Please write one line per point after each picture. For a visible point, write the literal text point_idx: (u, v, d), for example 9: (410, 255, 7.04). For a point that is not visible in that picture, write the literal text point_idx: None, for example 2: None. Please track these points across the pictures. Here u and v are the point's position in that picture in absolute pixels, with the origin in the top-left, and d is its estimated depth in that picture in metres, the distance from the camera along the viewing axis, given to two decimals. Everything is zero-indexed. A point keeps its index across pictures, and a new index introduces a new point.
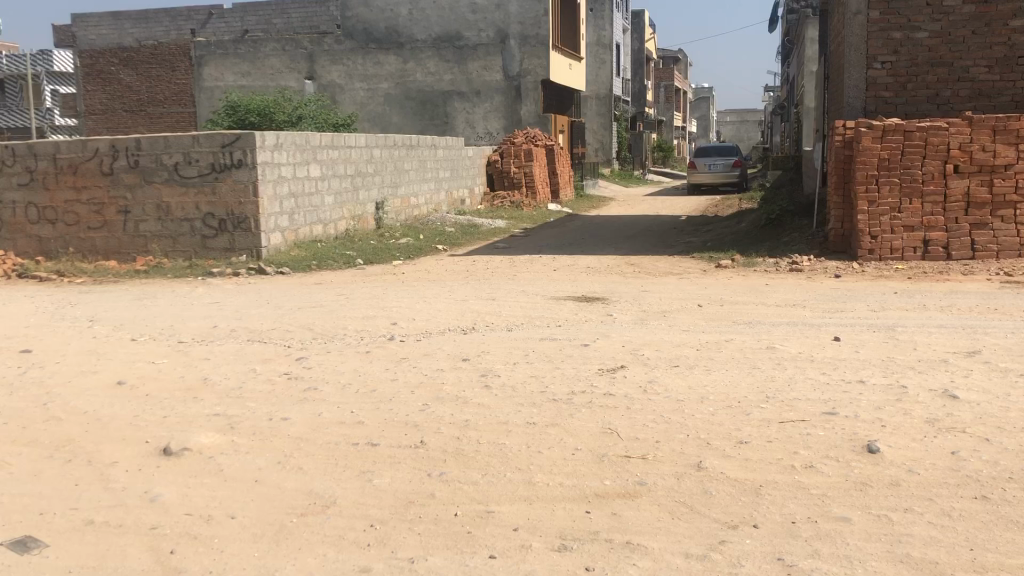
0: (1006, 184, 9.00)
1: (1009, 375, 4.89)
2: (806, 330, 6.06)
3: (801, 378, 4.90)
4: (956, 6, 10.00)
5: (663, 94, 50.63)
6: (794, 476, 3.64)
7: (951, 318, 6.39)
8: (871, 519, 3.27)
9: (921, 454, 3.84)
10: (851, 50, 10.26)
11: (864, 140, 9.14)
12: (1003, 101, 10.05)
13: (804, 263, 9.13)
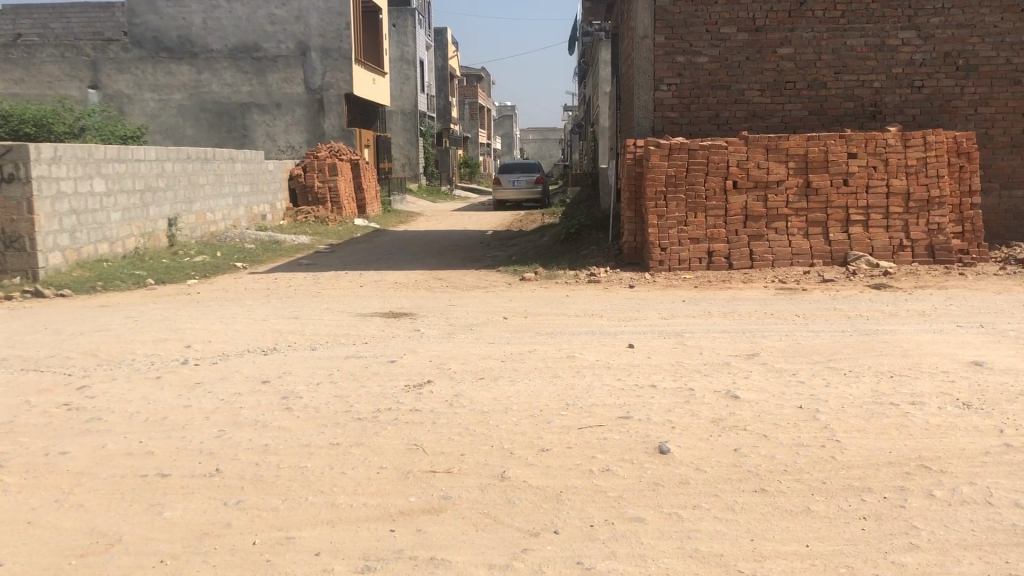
0: (778, 199, 9.76)
1: (783, 375, 5.30)
2: (604, 339, 6.31)
3: (598, 385, 5.09)
4: (731, 33, 10.76)
5: (467, 111, 51.37)
6: (592, 480, 3.77)
7: (733, 323, 6.85)
8: (663, 518, 3.44)
9: (707, 452, 4.08)
10: (640, 72, 10.83)
11: (652, 158, 9.69)
12: (774, 122, 10.91)
13: (601, 274, 9.52)
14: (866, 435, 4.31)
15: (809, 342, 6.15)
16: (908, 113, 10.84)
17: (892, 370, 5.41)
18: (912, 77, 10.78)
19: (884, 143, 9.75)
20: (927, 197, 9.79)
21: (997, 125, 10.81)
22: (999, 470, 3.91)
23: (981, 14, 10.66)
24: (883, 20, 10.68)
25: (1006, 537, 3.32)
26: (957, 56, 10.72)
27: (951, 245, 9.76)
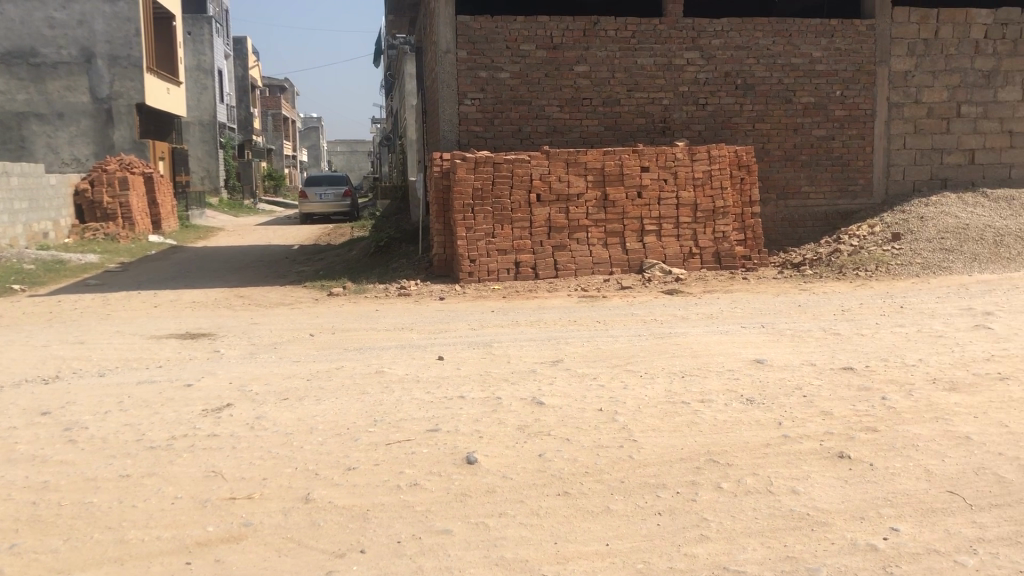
0: (579, 210, 10.12)
1: (586, 380, 5.49)
2: (413, 352, 6.29)
3: (406, 399, 5.07)
4: (530, 50, 11.08)
5: (271, 122, 49.93)
6: (399, 496, 3.74)
7: (539, 332, 7.02)
8: (469, 528, 3.47)
9: (512, 460, 4.16)
10: (443, 87, 10.93)
11: (459, 172, 9.81)
12: (573, 136, 11.32)
13: (411, 287, 9.51)
14: (661, 433, 4.53)
15: (608, 347, 6.40)
16: (694, 129, 11.56)
17: (684, 371, 5.72)
18: (697, 94, 11.50)
19: (673, 157, 10.35)
20: (713, 207, 10.47)
21: (773, 140, 11.72)
22: (778, 460, 4.22)
23: (756, 36, 11.51)
24: (670, 41, 11.33)
25: (786, 522, 3.59)
26: (736, 76, 11.54)
27: (734, 252, 10.48)
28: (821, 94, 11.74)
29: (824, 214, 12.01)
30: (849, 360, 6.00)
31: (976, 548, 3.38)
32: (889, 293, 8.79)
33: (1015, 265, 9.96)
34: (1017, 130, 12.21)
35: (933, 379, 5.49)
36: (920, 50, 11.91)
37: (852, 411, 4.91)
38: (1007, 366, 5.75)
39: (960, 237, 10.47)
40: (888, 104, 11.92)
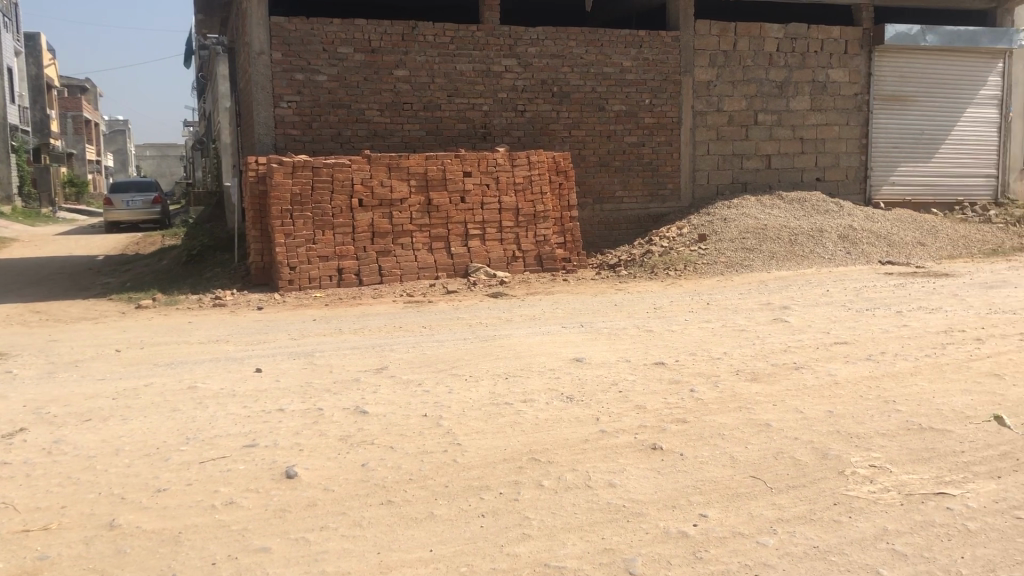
0: (403, 215, 10.07)
1: (410, 386, 5.47)
2: (229, 365, 6.06)
3: (222, 414, 4.87)
4: (348, 53, 10.94)
5: (71, 125, 46.74)
6: (214, 515, 3.58)
7: (363, 339, 6.93)
8: (289, 545, 3.37)
9: (334, 471, 4.08)
10: (258, 89, 10.61)
11: (276, 176, 9.56)
12: (394, 141, 11.26)
13: (227, 297, 9.15)
14: (484, 435, 4.58)
15: (433, 352, 6.41)
16: (513, 135, 11.78)
17: (506, 372, 5.81)
18: (515, 101, 11.72)
19: (494, 162, 10.52)
20: (534, 212, 10.69)
21: (588, 146, 12.12)
22: (596, 455, 4.37)
23: (569, 45, 11.86)
24: (487, 48, 11.49)
25: (603, 515, 3.72)
26: (552, 84, 11.84)
27: (555, 254, 10.75)
28: (632, 102, 12.26)
29: (637, 217, 12.56)
30: (661, 355, 6.29)
31: (775, 527, 3.62)
32: (697, 291, 9.28)
33: (808, 262, 10.77)
34: (807, 137, 13.20)
35: (736, 370, 5.84)
36: (720, 61, 12.65)
37: (664, 403, 5.14)
38: (801, 356, 6.21)
39: (760, 237, 11.20)
40: (693, 112, 12.59)
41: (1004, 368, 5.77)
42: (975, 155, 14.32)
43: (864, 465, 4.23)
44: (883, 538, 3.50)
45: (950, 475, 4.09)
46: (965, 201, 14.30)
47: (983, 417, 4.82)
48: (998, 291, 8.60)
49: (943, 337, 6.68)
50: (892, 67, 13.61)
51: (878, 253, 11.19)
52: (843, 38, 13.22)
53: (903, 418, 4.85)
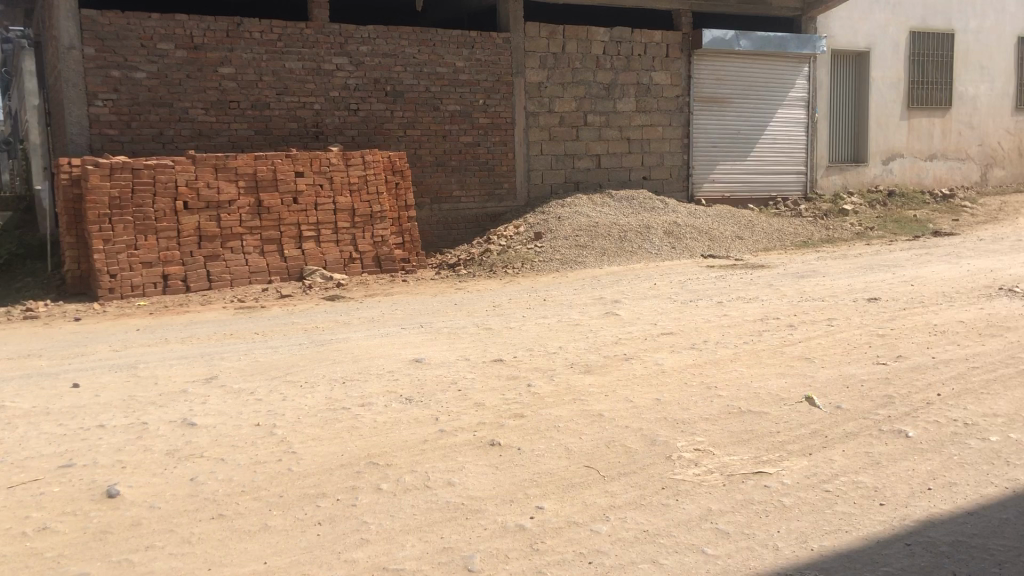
0: (232, 218, 9.73)
1: (243, 395, 5.29)
2: (43, 381, 5.66)
3: (34, 435, 4.54)
4: (169, 50, 10.45)
5: None
6: (25, 544, 3.35)
7: (192, 348, 6.63)
8: (111, 568, 3.19)
9: (160, 488, 3.89)
10: (69, 86, 9.96)
11: (91, 179, 9.03)
12: (221, 141, 10.86)
13: (40, 308, 8.55)
14: (321, 442, 4.49)
15: (267, 359, 6.22)
16: (347, 134, 11.61)
17: (343, 377, 5.71)
18: (348, 100, 11.55)
19: (327, 162, 10.33)
20: (370, 212, 10.58)
21: (423, 146, 12.11)
22: (434, 454, 4.36)
23: (401, 45, 11.80)
24: (317, 45, 11.27)
25: (442, 514, 3.72)
26: (385, 83, 11.75)
27: (393, 255, 10.66)
28: (465, 102, 12.34)
29: (474, 217, 12.66)
30: (499, 352, 6.37)
31: (609, 515, 3.74)
32: (533, 288, 9.46)
33: (637, 258, 11.19)
34: (633, 137, 13.72)
35: (571, 364, 5.99)
36: (550, 63, 12.93)
37: (502, 400, 5.21)
38: (631, 347, 6.44)
39: (592, 234, 11.54)
40: (526, 112, 12.82)
41: (814, 351, 6.20)
42: (786, 153, 15.28)
43: (690, 449, 4.44)
44: (707, 518, 3.68)
45: (766, 455, 4.36)
46: (778, 197, 15.24)
47: (795, 399, 5.16)
48: (808, 281, 9.22)
49: (760, 325, 7.10)
50: (710, 70, 14.31)
51: (702, 247, 11.76)
52: (664, 42, 13.81)
53: (724, 403, 5.12)
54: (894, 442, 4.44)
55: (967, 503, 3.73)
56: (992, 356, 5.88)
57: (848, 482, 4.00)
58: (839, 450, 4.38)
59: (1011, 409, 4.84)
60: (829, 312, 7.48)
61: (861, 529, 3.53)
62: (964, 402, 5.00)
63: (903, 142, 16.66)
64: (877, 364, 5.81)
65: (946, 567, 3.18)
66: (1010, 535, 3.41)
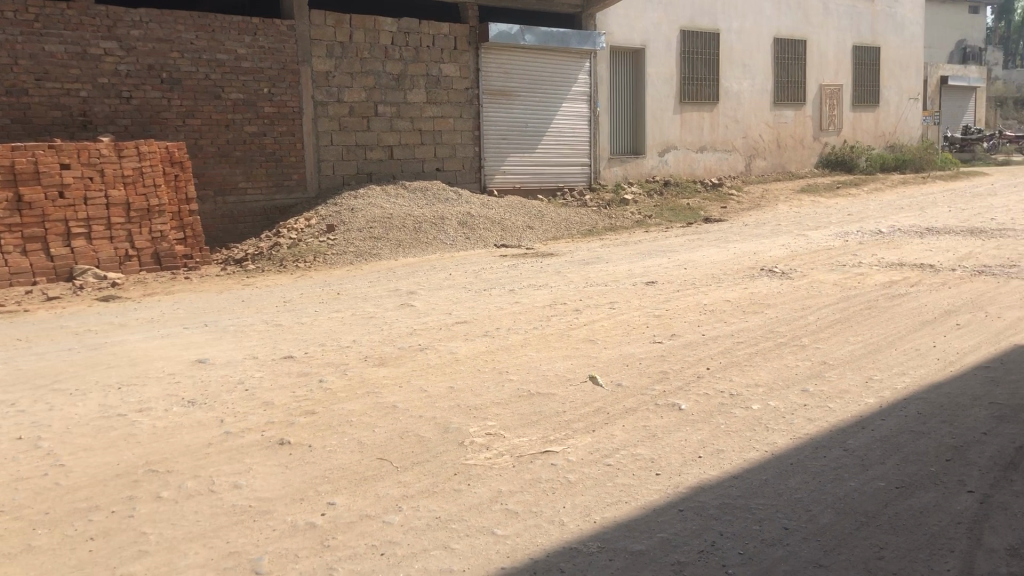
0: None
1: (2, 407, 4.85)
2: None
3: None
4: None
5: None
6: None
7: None
8: None
9: None
10: None
11: None
12: None
13: None
14: (93, 452, 4.21)
15: (31, 367, 5.74)
16: (119, 124, 10.91)
17: (119, 382, 5.37)
18: (118, 87, 10.85)
19: (97, 153, 9.67)
20: (147, 206, 9.99)
21: (204, 136, 11.58)
22: (219, 458, 4.19)
23: (177, 30, 11.21)
24: (81, 28, 10.52)
25: (227, 518, 3.59)
26: (160, 69, 11.13)
27: (175, 251, 10.14)
28: (249, 90, 11.91)
29: (261, 210, 12.25)
30: (290, 349, 6.21)
31: (401, 505, 3.74)
32: (325, 281, 9.29)
33: (430, 249, 11.25)
34: (424, 128, 13.76)
35: (363, 357, 5.93)
36: (337, 52, 12.72)
37: (291, 397, 5.08)
38: (424, 337, 6.47)
39: (385, 225, 11.48)
40: (313, 102, 12.54)
41: (598, 334, 6.50)
42: (571, 145, 15.86)
43: (481, 434, 4.52)
44: (498, 500, 3.77)
45: (554, 434, 4.52)
46: (565, 187, 15.79)
47: (581, 379, 5.39)
48: (593, 267, 9.64)
49: (549, 310, 7.34)
50: (497, 63, 14.58)
51: (493, 237, 12.00)
52: (452, 34, 13.93)
53: (515, 387, 5.26)
54: (669, 415, 4.73)
55: (732, 467, 4.04)
56: (754, 331, 6.40)
57: (629, 455, 4.22)
58: (621, 425, 4.62)
59: (770, 379, 5.30)
60: (612, 296, 7.85)
61: (638, 499, 3.74)
62: (730, 374, 5.41)
63: (677, 134, 17.72)
64: (654, 343, 6.17)
65: (714, 527, 3.43)
66: (768, 494, 3.72)
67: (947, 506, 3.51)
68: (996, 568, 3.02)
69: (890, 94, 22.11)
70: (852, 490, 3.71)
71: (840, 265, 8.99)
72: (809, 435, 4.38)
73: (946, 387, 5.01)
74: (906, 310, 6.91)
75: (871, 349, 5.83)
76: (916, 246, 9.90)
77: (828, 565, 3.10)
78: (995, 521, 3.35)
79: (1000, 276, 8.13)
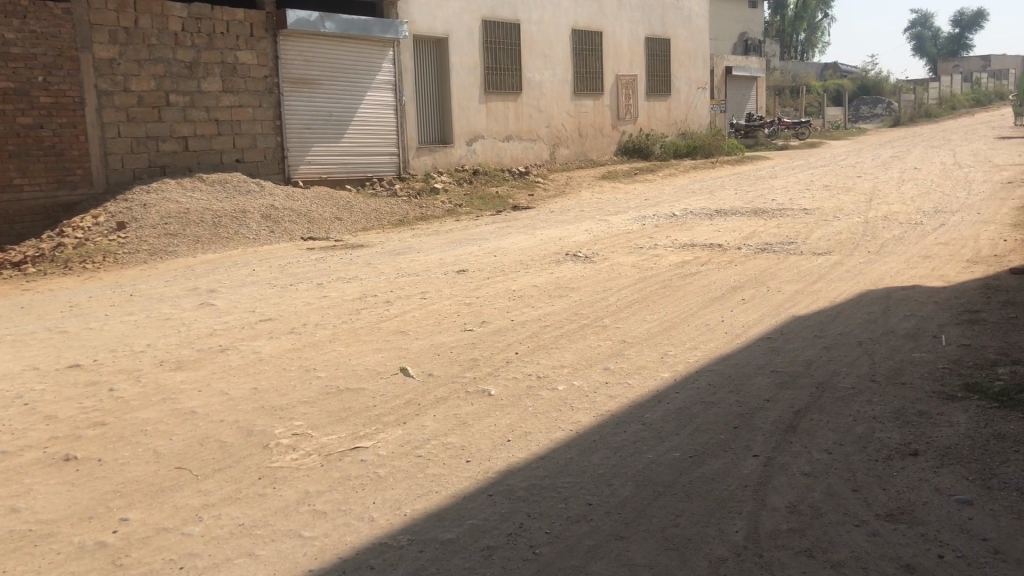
0: None
1: None
2: None
3: None
4: None
5: None
6: None
7: None
8: None
9: None
10: None
11: None
12: None
13: None
14: None
15: None
16: None
17: None
18: None
19: None
20: None
21: None
22: None
23: None
24: None
25: (3, 546, 3.30)
26: None
27: None
28: (21, 79, 10.99)
29: (41, 208, 11.33)
30: (77, 357, 5.78)
31: (201, 514, 3.57)
32: (117, 283, 8.71)
33: (232, 244, 10.81)
34: (221, 119, 13.18)
35: (158, 362, 5.61)
36: (121, 38, 11.95)
37: (78, 409, 4.73)
38: (226, 338, 6.20)
39: (182, 221, 10.92)
40: (96, 92, 11.74)
41: (408, 324, 6.46)
42: (377, 135, 15.66)
43: (287, 435, 4.39)
44: (305, 502, 3.67)
45: (363, 430, 4.45)
46: (374, 177, 15.59)
47: (390, 371, 5.34)
48: (403, 257, 9.59)
49: (358, 303, 7.23)
50: (297, 50, 14.17)
51: (300, 230, 11.68)
52: (248, 20, 13.39)
53: (322, 384, 5.14)
54: (479, 401, 4.78)
55: (539, 449, 4.13)
56: (560, 314, 6.57)
57: (439, 445, 4.23)
58: (431, 416, 4.61)
59: (574, 360, 5.46)
60: (422, 286, 7.83)
61: (448, 488, 3.75)
62: (537, 357, 5.53)
63: (483, 123, 17.92)
64: (463, 331, 6.21)
65: (521, 510, 3.49)
66: (573, 472, 3.84)
67: (735, 471, 3.74)
68: (778, 525, 3.25)
69: (681, 84, 23.32)
70: (651, 462, 3.88)
71: (638, 247, 9.39)
72: (610, 412, 4.55)
73: (734, 358, 5.35)
74: (698, 288, 7.31)
75: (667, 326, 6.13)
76: (707, 228, 10.51)
77: (629, 537, 3.23)
78: (777, 481, 3.61)
79: (780, 252, 8.77)
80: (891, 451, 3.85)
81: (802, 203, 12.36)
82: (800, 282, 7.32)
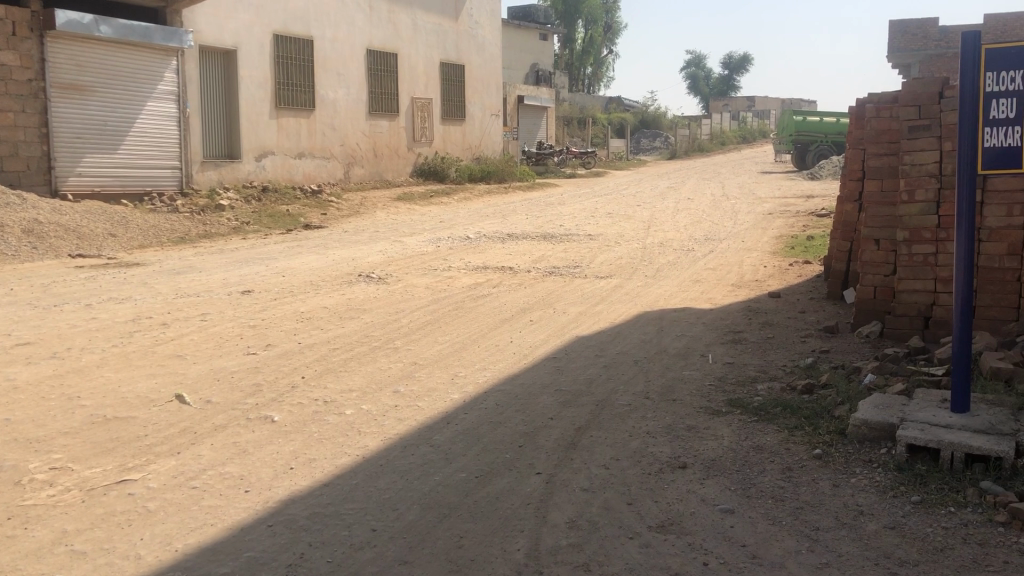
0: None
1: None
2: None
3: None
4: None
5: None
6: None
7: None
8: None
9: None
10: None
11: None
12: None
13: None
14: None
15: None
16: None
17: None
18: None
19: None
20: None
21: None
22: None
23: None
24: None
25: None
26: None
27: None
28: None
29: None
30: None
31: None
32: None
33: None
34: None
35: None
36: None
37: None
38: None
39: None
40: None
41: (186, 348, 6.12)
42: (158, 147, 14.83)
43: (43, 470, 4.01)
44: (60, 542, 3.36)
45: (131, 462, 4.15)
46: (154, 191, 14.72)
47: (165, 398, 5.03)
48: (182, 277, 9.09)
49: (131, 325, 6.77)
50: (67, 55, 13.19)
51: (67, 246, 10.83)
52: (9, 18, 12.33)
53: (86, 413, 4.75)
54: (261, 428, 4.59)
55: (323, 475, 4.02)
56: (349, 337, 6.46)
57: (215, 475, 4.01)
58: (208, 444, 4.38)
59: (363, 383, 5.37)
60: (203, 308, 7.45)
61: (225, 520, 3.57)
62: (324, 381, 5.40)
63: (274, 139, 17.42)
64: (247, 355, 5.95)
65: (302, 539, 3.37)
66: (358, 498, 3.76)
67: (518, 489, 3.81)
68: (558, 541, 3.33)
69: (475, 110, 23.75)
70: (437, 484, 3.88)
71: (432, 269, 9.42)
72: (398, 435, 4.51)
73: (520, 378, 5.46)
74: (488, 310, 7.42)
75: (457, 348, 6.17)
76: (498, 251, 10.71)
77: (412, 561, 3.20)
78: (558, 497, 3.71)
79: (565, 276, 9.08)
80: (662, 464, 4.06)
81: (587, 229, 12.90)
82: (584, 304, 7.61)
